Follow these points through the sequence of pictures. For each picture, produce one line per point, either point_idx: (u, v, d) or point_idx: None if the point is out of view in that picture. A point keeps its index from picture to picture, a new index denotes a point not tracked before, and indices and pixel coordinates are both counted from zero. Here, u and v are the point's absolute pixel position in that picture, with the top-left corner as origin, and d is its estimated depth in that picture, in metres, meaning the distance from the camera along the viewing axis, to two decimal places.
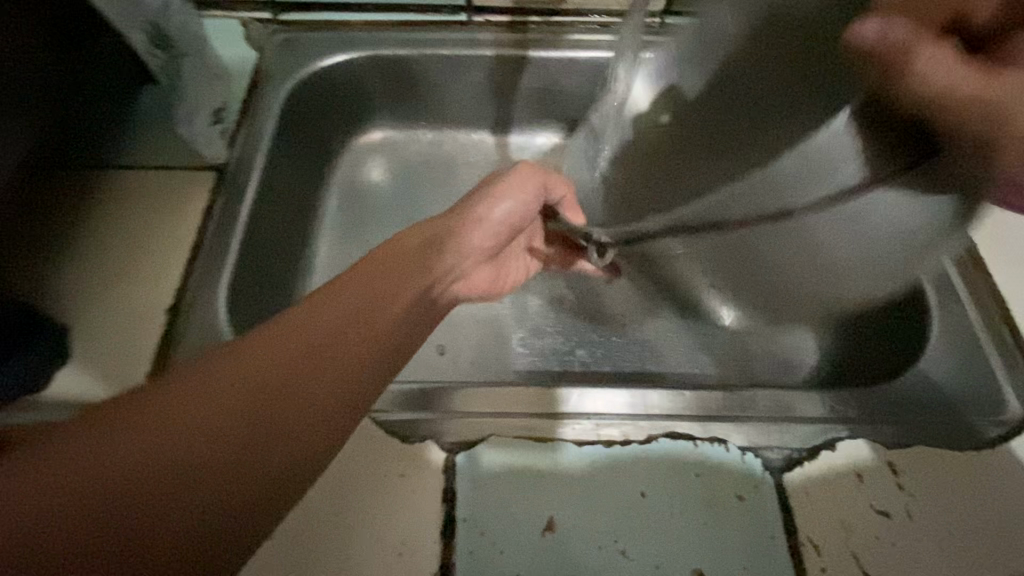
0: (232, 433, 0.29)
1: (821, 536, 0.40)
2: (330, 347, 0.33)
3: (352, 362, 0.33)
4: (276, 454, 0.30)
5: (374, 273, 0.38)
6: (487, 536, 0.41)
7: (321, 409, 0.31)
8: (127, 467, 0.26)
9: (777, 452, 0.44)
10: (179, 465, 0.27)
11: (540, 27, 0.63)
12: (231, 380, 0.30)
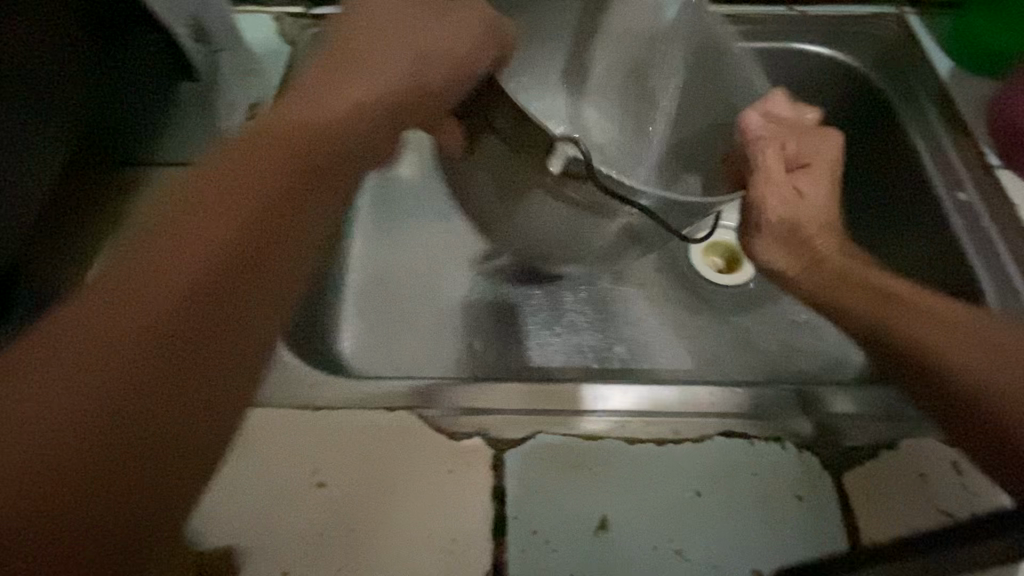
0: (188, 306, 0.25)
1: (886, 540, 0.36)
2: (263, 192, 0.29)
3: (286, 175, 0.29)
4: (246, 328, 0.26)
5: (299, 129, 0.32)
6: (539, 533, 0.37)
7: (293, 229, 0.29)
8: (72, 374, 0.22)
9: (835, 449, 0.39)
10: (129, 359, 0.23)
11: None
12: (169, 257, 0.26)
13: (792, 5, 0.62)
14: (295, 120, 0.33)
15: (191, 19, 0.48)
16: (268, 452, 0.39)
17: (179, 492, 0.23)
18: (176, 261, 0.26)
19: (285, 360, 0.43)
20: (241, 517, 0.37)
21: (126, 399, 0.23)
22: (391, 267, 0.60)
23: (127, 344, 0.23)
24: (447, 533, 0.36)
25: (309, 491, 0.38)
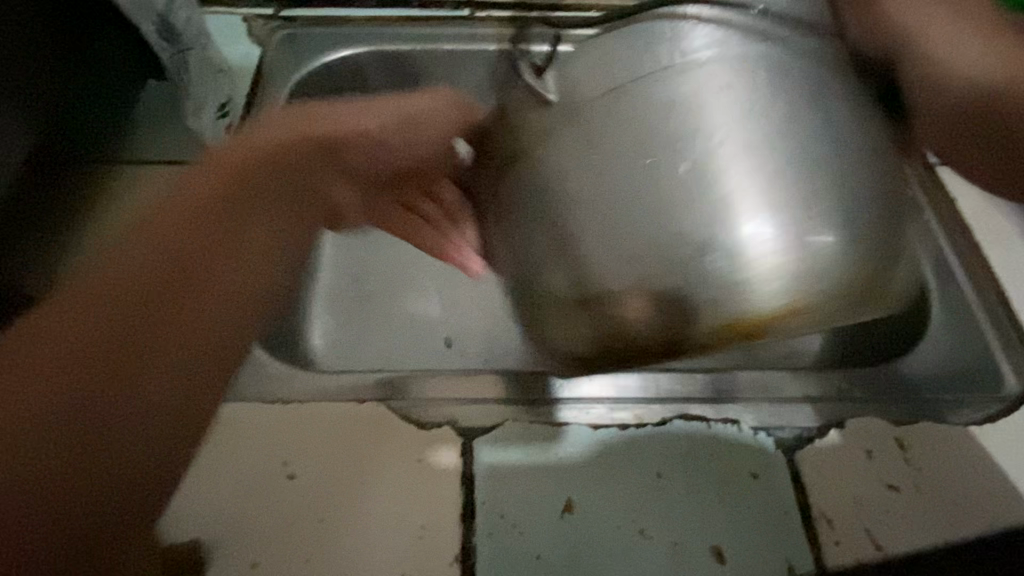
0: (96, 375, 0.26)
1: (836, 513, 0.39)
2: (182, 250, 0.29)
3: (218, 234, 0.30)
4: (166, 383, 0.27)
5: (249, 164, 0.32)
6: (506, 517, 0.38)
7: (217, 274, 0.29)
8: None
9: (788, 430, 0.41)
10: (43, 443, 0.24)
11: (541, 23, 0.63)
12: (74, 328, 0.26)
13: None
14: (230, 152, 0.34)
15: (158, 18, 0.47)
16: (237, 445, 0.39)
17: (161, 469, 0.26)
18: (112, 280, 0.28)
19: (254, 355, 0.43)
20: (210, 510, 0.37)
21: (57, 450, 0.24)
22: (364, 266, 0.61)
23: (43, 380, 0.25)
24: (415, 519, 0.37)
25: (279, 483, 0.38)
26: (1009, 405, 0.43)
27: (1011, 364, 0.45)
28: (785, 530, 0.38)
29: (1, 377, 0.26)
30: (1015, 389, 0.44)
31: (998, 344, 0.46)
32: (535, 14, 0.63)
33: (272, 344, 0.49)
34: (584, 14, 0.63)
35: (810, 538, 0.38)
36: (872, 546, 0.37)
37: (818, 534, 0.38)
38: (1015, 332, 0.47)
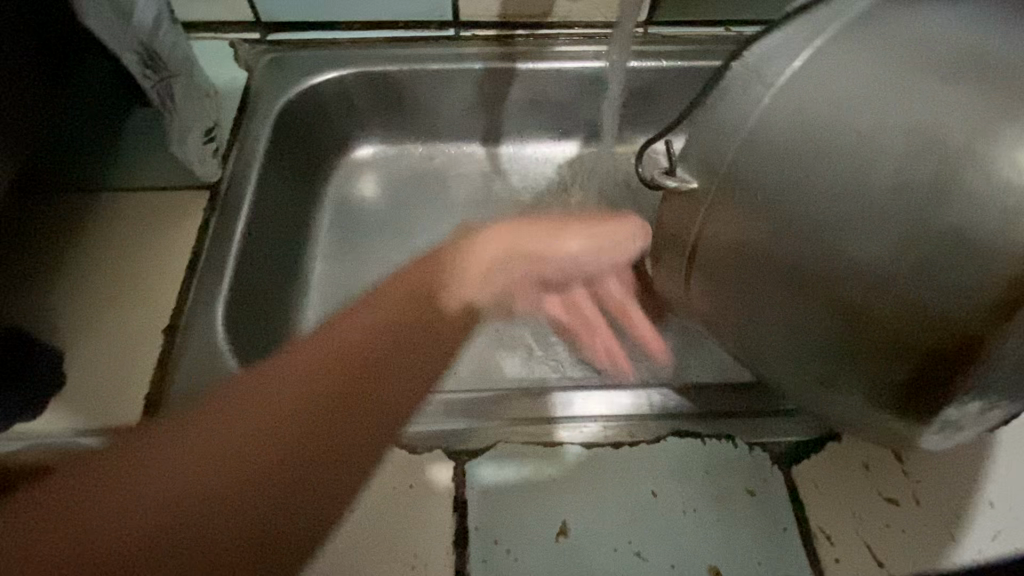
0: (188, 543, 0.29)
1: (836, 528, 0.38)
2: (283, 450, 0.32)
3: (302, 454, 0.32)
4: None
5: (354, 351, 0.36)
6: (500, 542, 0.37)
7: (309, 492, 0.32)
8: (112, 535, 0.29)
9: (784, 444, 0.41)
10: (164, 526, 0.30)
11: (526, 40, 0.63)
12: (192, 469, 0.31)
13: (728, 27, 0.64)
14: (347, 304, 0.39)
15: (141, 47, 0.46)
16: None
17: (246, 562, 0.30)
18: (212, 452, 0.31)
19: None
20: None
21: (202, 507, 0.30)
22: (355, 287, 0.60)
23: (154, 469, 0.31)
24: (406, 548, 0.36)
25: None
26: None
27: None
28: (783, 548, 0.37)
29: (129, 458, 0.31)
30: None
31: None
32: (519, 33, 0.63)
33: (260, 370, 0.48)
34: (569, 32, 0.63)
35: (808, 555, 0.37)
36: (873, 562, 0.37)
37: (818, 551, 0.37)
38: None
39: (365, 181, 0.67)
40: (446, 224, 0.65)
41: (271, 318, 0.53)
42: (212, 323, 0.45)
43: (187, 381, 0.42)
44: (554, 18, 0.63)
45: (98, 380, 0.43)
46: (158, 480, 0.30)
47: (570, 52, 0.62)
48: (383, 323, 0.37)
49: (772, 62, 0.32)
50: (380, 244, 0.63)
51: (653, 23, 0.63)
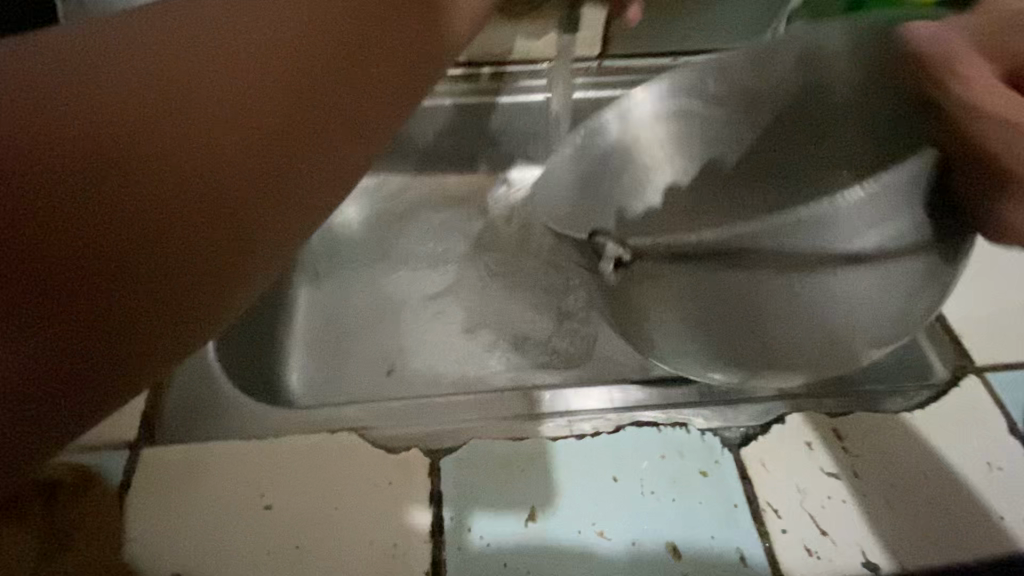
0: (127, 155, 0.21)
1: (781, 502, 0.41)
2: (285, 130, 0.25)
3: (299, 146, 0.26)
4: (181, 261, 0.22)
5: (323, 30, 0.27)
6: (473, 530, 0.40)
7: (285, 187, 0.25)
8: (91, 143, 0.21)
9: (733, 430, 0.44)
10: (125, 167, 0.21)
11: (490, 76, 0.70)
12: (130, 115, 0.22)
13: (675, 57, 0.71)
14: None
15: None
16: (216, 480, 0.41)
17: (139, 271, 0.21)
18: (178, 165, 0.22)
19: (234, 396, 0.46)
20: (189, 542, 0.39)
21: (118, 184, 0.21)
22: (340, 310, 0.65)
23: (92, 133, 0.21)
24: (387, 539, 0.39)
25: (257, 513, 0.40)
26: (936, 391, 0.47)
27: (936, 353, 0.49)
28: (734, 522, 0.41)
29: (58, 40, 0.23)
30: (941, 376, 0.48)
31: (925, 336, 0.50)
32: (485, 69, 0.70)
33: (250, 386, 0.51)
34: (530, 67, 0.70)
35: (757, 527, 0.41)
36: (815, 530, 0.40)
37: (765, 524, 0.41)
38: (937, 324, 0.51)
39: (349, 212, 0.73)
40: (427, 247, 0.70)
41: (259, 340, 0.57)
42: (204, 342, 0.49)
43: (181, 397, 0.45)
44: (515, 55, 0.70)
45: None
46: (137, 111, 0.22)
47: (531, 86, 0.69)
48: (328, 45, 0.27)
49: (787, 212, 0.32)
50: (367, 269, 0.68)
51: (605, 56, 0.70)
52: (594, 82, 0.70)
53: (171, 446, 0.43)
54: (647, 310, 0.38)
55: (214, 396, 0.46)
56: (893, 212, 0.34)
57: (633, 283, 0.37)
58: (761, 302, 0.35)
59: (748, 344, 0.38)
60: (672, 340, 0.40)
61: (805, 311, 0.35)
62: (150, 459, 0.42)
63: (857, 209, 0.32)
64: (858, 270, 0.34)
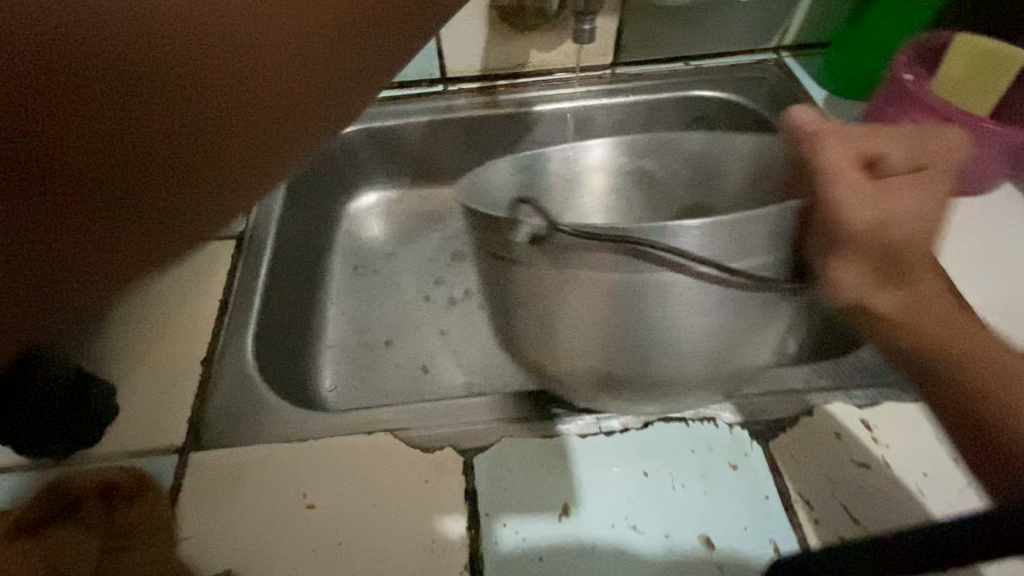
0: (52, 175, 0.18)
1: (812, 493, 0.42)
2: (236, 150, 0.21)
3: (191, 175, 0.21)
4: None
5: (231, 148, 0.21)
6: (508, 524, 0.41)
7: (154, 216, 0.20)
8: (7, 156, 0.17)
9: (761, 422, 0.45)
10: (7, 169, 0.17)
11: (507, 89, 0.73)
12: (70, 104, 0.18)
13: (687, 60, 0.73)
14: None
15: None
16: (261, 482, 0.43)
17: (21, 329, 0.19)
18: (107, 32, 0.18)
19: (275, 403, 0.48)
20: (238, 540, 0.41)
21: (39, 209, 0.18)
22: (369, 319, 0.67)
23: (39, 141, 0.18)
24: (425, 534, 0.41)
25: (300, 512, 0.42)
26: None
27: None
28: (765, 513, 0.41)
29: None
30: None
31: None
32: (501, 82, 0.73)
33: (288, 393, 0.54)
34: (544, 78, 0.73)
35: (789, 516, 0.41)
36: (849, 520, 0.40)
37: (798, 514, 0.41)
38: None
39: (372, 226, 0.75)
40: (448, 257, 0.72)
41: (292, 349, 0.59)
42: (245, 350, 0.51)
43: (226, 404, 0.48)
44: (530, 68, 0.73)
45: (144, 408, 0.48)
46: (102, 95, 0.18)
47: (547, 96, 0.72)
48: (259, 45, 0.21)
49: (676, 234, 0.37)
50: (392, 280, 0.70)
51: (618, 63, 0.72)
52: (607, 89, 0.72)
53: (219, 450, 0.45)
54: (546, 291, 0.42)
55: (255, 401, 0.48)
56: (741, 251, 0.38)
57: (539, 262, 0.40)
58: (625, 299, 0.40)
59: (624, 332, 0.42)
60: (540, 327, 0.45)
61: (672, 298, 0.40)
62: (200, 462, 0.44)
63: (695, 238, 0.37)
64: (679, 285, 0.39)
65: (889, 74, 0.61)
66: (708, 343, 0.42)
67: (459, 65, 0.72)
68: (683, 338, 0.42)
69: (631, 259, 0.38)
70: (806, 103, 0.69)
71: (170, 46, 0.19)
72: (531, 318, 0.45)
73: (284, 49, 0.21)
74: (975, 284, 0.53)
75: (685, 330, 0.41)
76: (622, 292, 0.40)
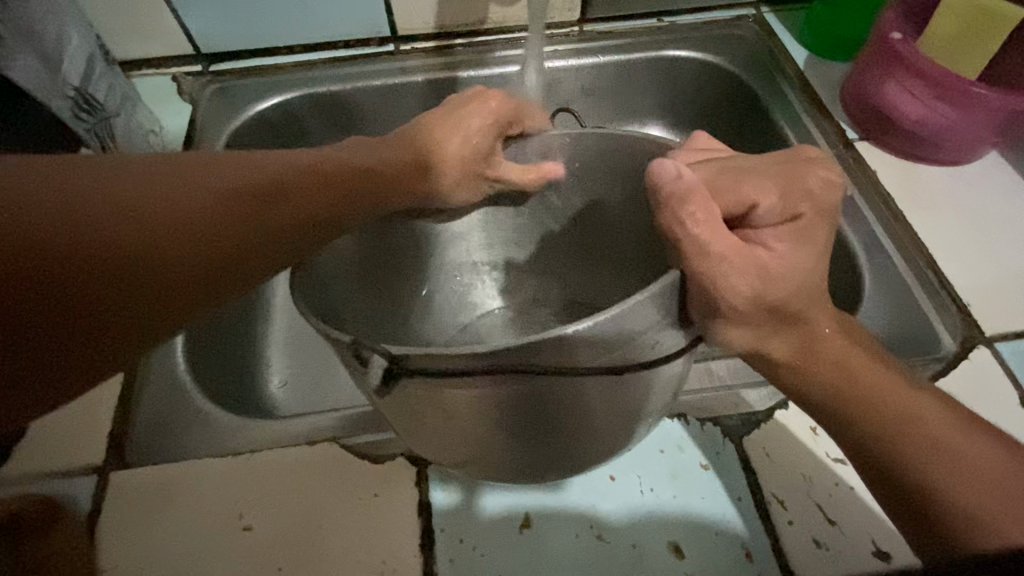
0: (139, 257, 0.26)
1: (787, 493, 0.39)
2: (247, 241, 0.31)
3: (228, 251, 0.30)
4: (118, 304, 0.26)
5: (303, 188, 0.35)
6: (465, 542, 0.38)
7: (170, 290, 0.28)
8: (95, 218, 0.25)
9: (734, 417, 0.43)
10: (98, 240, 0.25)
11: (465, 49, 0.66)
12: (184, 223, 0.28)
13: (661, 17, 0.67)
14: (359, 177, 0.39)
15: (74, 92, 0.48)
16: (190, 502, 0.39)
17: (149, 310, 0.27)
18: (211, 204, 0.30)
19: (208, 413, 0.43)
20: (165, 568, 0.37)
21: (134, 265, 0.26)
22: None
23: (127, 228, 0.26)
24: (373, 557, 0.37)
25: (236, 535, 0.38)
26: (944, 366, 0.45)
27: (945, 324, 0.47)
28: (738, 518, 0.39)
29: (162, 182, 0.29)
30: (949, 349, 0.46)
31: (932, 306, 0.48)
32: (459, 42, 0.66)
33: (228, 399, 0.49)
34: (506, 37, 0.66)
35: (763, 518, 0.39)
36: (824, 520, 0.38)
37: (771, 517, 0.39)
38: (944, 291, 0.49)
39: None
40: None
41: (231, 347, 0.53)
42: (173, 352, 0.46)
43: (150, 414, 0.43)
44: (490, 25, 0.66)
45: (56, 422, 0.43)
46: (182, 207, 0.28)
47: (510, 57, 0.66)
48: (317, 200, 0.35)
49: (567, 339, 0.28)
50: None
51: (587, 20, 0.66)
52: (575, 49, 0.65)
53: (143, 468, 0.40)
54: (410, 400, 0.33)
55: (183, 413, 0.43)
56: (629, 340, 0.31)
57: (402, 391, 0.32)
58: (505, 399, 0.32)
59: (504, 412, 0.33)
60: (435, 443, 0.37)
61: (586, 388, 0.32)
62: (122, 483, 0.40)
63: (585, 335, 0.29)
64: (582, 380, 0.31)
65: (875, 32, 0.56)
66: (622, 409, 0.35)
67: (410, 22, 0.64)
68: (608, 418, 0.35)
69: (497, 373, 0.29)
70: (787, 63, 0.64)
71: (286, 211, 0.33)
72: (394, 413, 0.36)
73: (203, 204, 0.29)
74: (957, 264, 0.51)
75: (600, 397, 0.33)
76: (492, 388, 0.31)
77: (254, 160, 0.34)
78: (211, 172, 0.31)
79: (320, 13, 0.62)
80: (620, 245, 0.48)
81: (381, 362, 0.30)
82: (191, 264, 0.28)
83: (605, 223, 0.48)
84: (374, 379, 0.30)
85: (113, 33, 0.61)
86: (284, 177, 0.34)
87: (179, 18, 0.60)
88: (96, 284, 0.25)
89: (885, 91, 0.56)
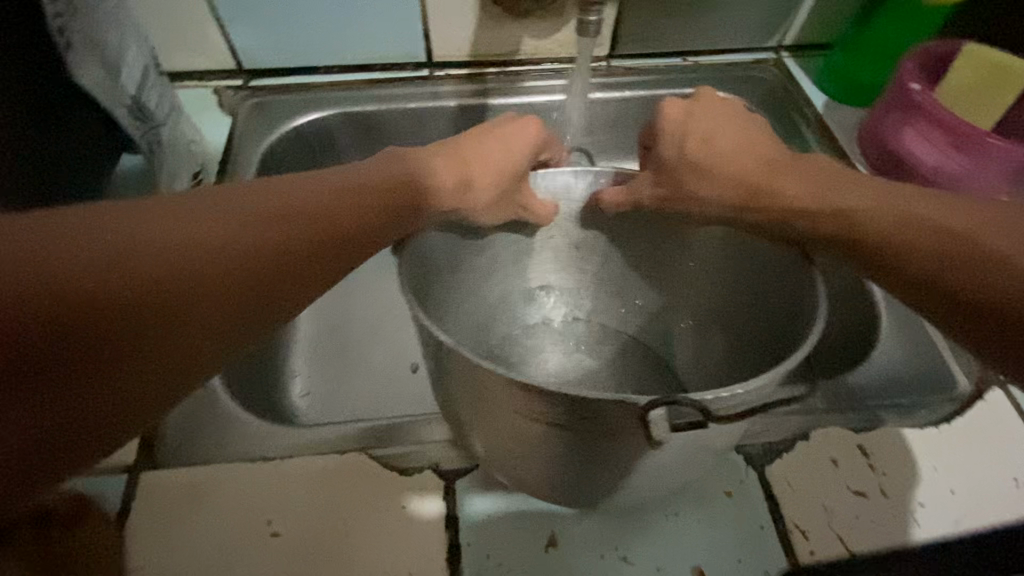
0: (165, 316, 0.26)
1: (809, 523, 0.40)
2: (275, 284, 0.30)
3: (254, 296, 0.29)
4: (146, 365, 0.26)
5: (332, 215, 0.33)
6: (492, 557, 0.38)
7: (198, 344, 0.27)
8: (119, 280, 0.25)
9: (756, 444, 0.43)
10: (118, 302, 0.25)
11: (497, 77, 0.69)
12: (209, 275, 0.27)
13: (686, 56, 0.70)
14: (401, 202, 0.37)
15: (131, 102, 0.51)
16: (219, 506, 0.39)
17: (178, 365, 0.27)
18: (236, 247, 0.28)
19: (239, 416, 0.44)
20: (194, 569, 0.37)
21: (157, 322, 0.26)
22: (345, 318, 0.63)
23: (152, 286, 0.26)
24: (400, 569, 0.38)
25: (265, 541, 0.38)
26: (959, 406, 0.46)
27: (961, 364, 0.48)
28: (762, 546, 0.39)
29: (188, 227, 0.28)
30: (965, 389, 0.47)
31: (948, 347, 0.49)
32: (491, 70, 0.69)
33: (254, 404, 0.50)
34: (537, 68, 0.69)
35: (785, 547, 0.39)
36: (845, 552, 0.39)
37: (793, 545, 0.39)
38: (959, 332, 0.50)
39: None
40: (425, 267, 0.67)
41: (265, 355, 0.54)
42: None
43: (182, 415, 0.43)
44: (522, 55, 0.68)
45: None
46: (208, 255, 0.27)
47: (539, 87, 0.68)
48: (349, 225, 0.33)
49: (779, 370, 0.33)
50: (369, 276, 0.66)
51: (615, 55, 0.69)
52: (603, 82, 0.68)
53: (173, 470, 0.41)
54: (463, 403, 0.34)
55: (213, 418, 0.43)
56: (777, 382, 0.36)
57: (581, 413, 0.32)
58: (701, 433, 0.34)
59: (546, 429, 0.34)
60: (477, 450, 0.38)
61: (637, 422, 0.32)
62: (151, 484, 0.40)
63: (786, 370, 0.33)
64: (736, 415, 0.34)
65: (894, 81, 0.59)
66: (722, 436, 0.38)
67: (446, 49, 0.67)
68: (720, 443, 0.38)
69: (557, 405, 0.30)
70: (806, 105, 0.67)
71: (317, 245, 0.32)
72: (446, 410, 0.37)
73: (229, 250, 0.28)
74: None
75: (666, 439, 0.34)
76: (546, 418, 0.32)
77: (281, 192, 0.32)
78: (241, 207, 0.30)
79: (360, 36, 0.65)
80: (671, 253, 0.51)
81: (664, 414, 0.30)
82: (219, 313, 0.28)
83: (642, 238, 0.51)
84: (660, 441, 0.31)
85: (160, 46, 0.63)
86: (315, 205, 0.32)
87: (225, 34, 0.63)
88: (118, 347, 0.25)
89: (903, 138, 0.58)
